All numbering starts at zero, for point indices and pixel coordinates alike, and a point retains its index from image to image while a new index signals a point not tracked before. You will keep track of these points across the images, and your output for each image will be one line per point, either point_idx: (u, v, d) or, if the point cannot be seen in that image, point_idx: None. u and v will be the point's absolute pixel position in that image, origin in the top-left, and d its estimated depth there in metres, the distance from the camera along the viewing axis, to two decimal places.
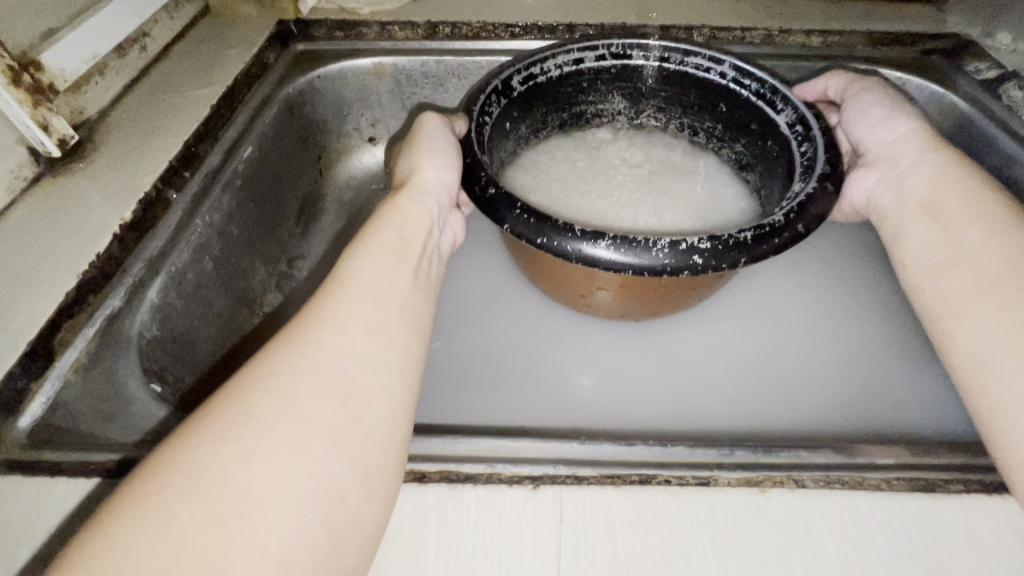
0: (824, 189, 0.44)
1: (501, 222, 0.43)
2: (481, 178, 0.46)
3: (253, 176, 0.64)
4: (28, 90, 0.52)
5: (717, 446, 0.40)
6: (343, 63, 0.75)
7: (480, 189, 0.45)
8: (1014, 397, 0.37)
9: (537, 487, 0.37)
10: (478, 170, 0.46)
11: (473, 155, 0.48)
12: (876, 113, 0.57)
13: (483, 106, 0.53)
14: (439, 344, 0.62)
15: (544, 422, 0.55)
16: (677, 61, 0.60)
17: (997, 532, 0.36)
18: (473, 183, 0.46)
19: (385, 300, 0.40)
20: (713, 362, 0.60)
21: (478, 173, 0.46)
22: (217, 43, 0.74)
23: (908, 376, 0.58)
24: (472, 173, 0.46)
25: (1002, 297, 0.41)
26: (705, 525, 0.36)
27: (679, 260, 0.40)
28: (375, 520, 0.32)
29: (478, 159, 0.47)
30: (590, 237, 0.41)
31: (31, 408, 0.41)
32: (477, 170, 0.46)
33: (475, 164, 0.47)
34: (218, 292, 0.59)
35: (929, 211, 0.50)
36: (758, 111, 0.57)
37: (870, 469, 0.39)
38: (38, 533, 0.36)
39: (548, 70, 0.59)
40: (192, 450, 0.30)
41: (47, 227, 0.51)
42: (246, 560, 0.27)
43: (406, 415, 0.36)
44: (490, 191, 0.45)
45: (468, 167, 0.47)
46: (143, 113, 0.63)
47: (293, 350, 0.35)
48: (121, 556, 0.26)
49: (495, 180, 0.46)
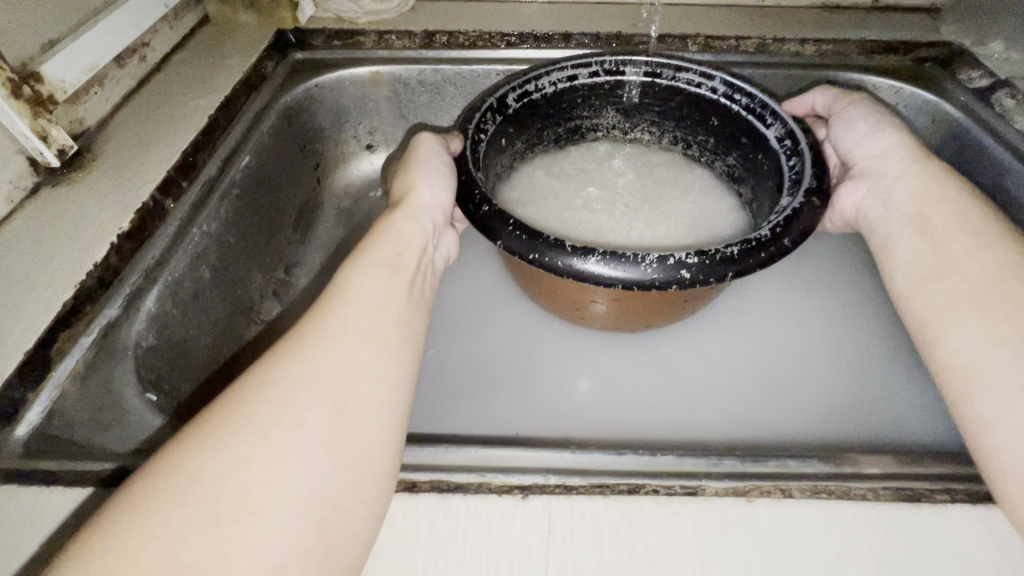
0: (811, 204, 0.45)
1: (494, 238, 0.44)
2: (475, 196, 0.46)
3: (251, 185, 0.65)
4: (27, 102, 0.53)
5: (706, 455, 0.40)
6: (341, 74, 0.75)
7: (474, 207, 0.46)
8: (1000, 408, 0.38)
9: (527, 496, 0.38)
10: (472, 188, 0.47)
11: (467, 173, 0.48)
12: (861, 126, 0.58)
13: (478, 123, 0.54)
14: (435, 351, 0.63)
15: (539, 430, 0.55)
16: (669, 77, 0.61)
17: (982, 542, 0.36)
18: (467, 202, 0.46)
19: (380, 311, 0.41)
20: (707, 371, 0.61)
21: (472, 190, 0.47)
22: (216, 53, 0.75)
23: (900, 385, 0.59)
24: (466, 191, 0.47)
25: (988, 309, 0.42)
26: (692, 534, 0.36)
27: (668, 275, 0.41)
28: (368, 527, 0.33)
29: (472, 177, 0.48)
30: (580, 253, 0.42)
31: (28, 417, 0.42)
32: (470, 188, 0.47)
33: (469, 182, 0.47)
34: (217, 299, 0.59)
35: (917, 224, 0.50)
36: (749, 125, 0.58)
37: (857, 479, 0.39)
38: (33, 541, 0.36)
39: (542, 87, 0.59)
40: (189, 456, 0.30)
41: (46, 237, 0.52)
42: (242, 563, 0.27)
43: (400, 424, 0.36)
44: (483, 208, 0.45)
45: (462, 185, 0.48)
46: (142, 123, 0.64)
47: (289, 359, 0.36)
48: (119, 558, 0.27)
49: (488, 197, 0.46)
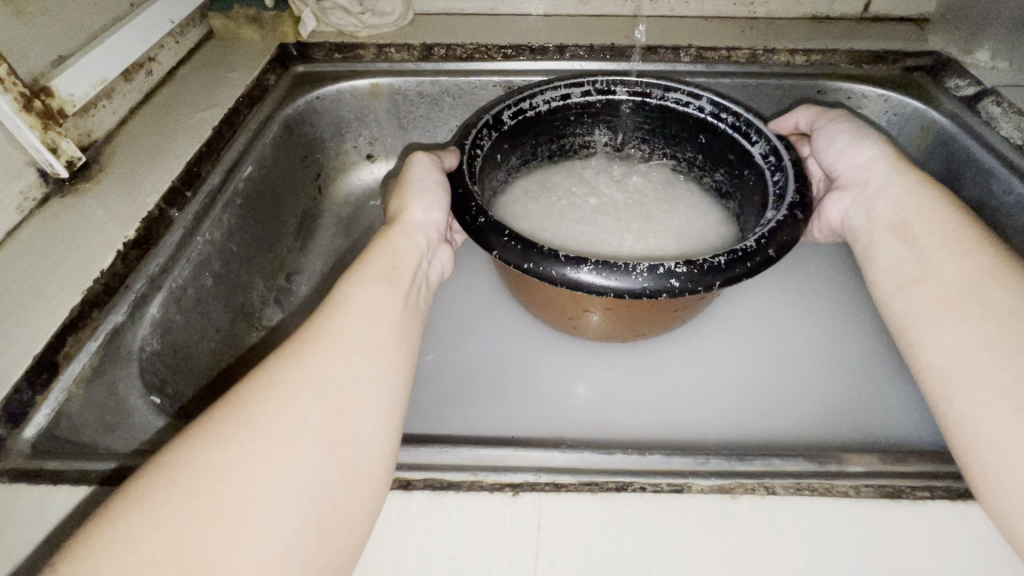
0: (794, 217, 0.46)
1: (490, 249, 0.45)
2: (471, 208, 0.47)
3: (253, 195, 0.66)
4: (39, 115, 0.55)
5: (693, 454, 0.42)
6: (341, 87, 0.77)
7: (470, 219, 0.47)
8: (978, 408, 0.39)
9: (517, 494, 0.39)
10: (468, 201, 0.48)
11: (463, 187, 0.50)
12: (842, 140, 0.60)
13: (474, 139, 0.55)
14: (432, 356, 0.64)
15: (536, 432, 0.56)
16: (659, 97, 0.63)
17: (963, 538, 0.37)
18: (463, 214, 0.48)
19: (376, 319, 0.42)
20: (701, 375, 0.62)
21: (469, 203, 0.48)
22: (219, 67, 0.77)
23: (889, 387, 0.60)
24: (463, 204, 0.48)
25: (967, 311, 0.43)
26: (677, 529, 0.37)
27: (657, 283, 0.42)
28: (363, 522, 0.34)
29: (468, 190, 0.49)
30: (574, 262, 0.43)
31: (35, 419, 0.43)
32: (467, 200, 0.48)
33: (466, 195, 0.49)
34: (219, 305, 0.61)
35: (899, 232, 0.52)
36: (735, 142, 0.59)
37: (840, 476, 0.40)
38: (38, 536, 0.37)
39: (536, 105, 0.61)
40: (193, 451, 0.32)
41: (55, 245, 0.54)
42: (242, 554, 0.29)
43: (395, 426, 0.38)
44: (479, 220, 0.46)
45: (459, 198, 0.49)
46: (148, 135, 0.66)
47: (289, 364, 0.37)
48: (125, 548, 0.28)
49: (484, 209, 0.47)
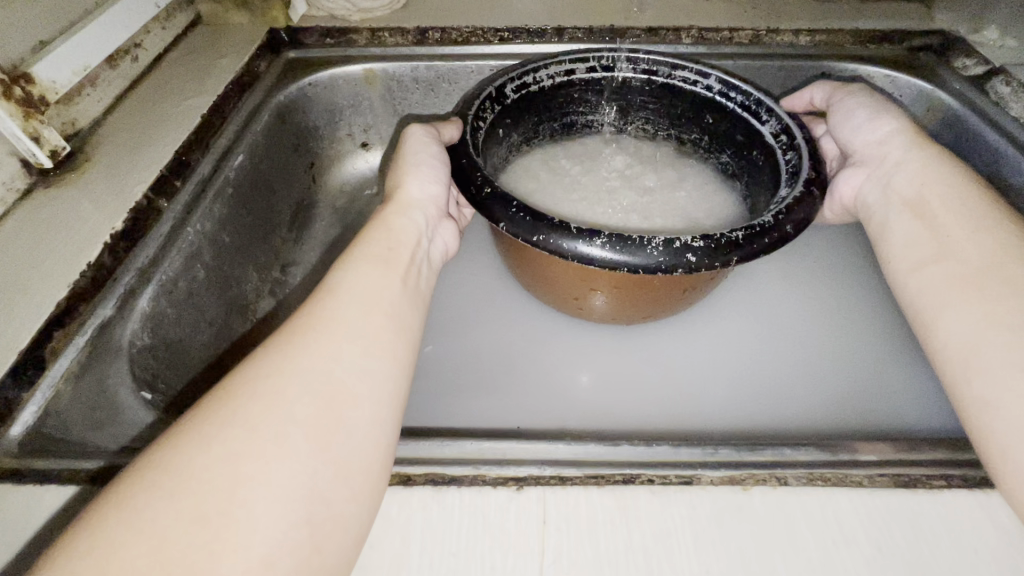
0: (810, 194, 0.45)
1: (496, 220, 0.44)
2: (476, 178, 0.46)
3: (245, 184, 0.65)
4: (18, 103, 0.53)
5: (701, 445, 0.40)
6: (335, 71, 0.75)
7: (475, 189, 0.45)
8: (998, 389, 0.37)
9: (521, 488, 0.38)
10: (472, 170, 0.46)
11: (467, 156, 0.48)
12: (859, 115, 0.58)
13: (477, 111, 0.53)
14: (431, 348, 0.62)
15: (540, 422, 0.55)
16: (666, 74, 0.61)
17: (980, 527, 0.36)
18: (467, 184, 0.46)
19: (375, 307, 0.41)
20: (709, 364, 0.60)
21: (472, 173, 0.46)
22: (208, 52, 0.75)
23: (899, 375, 0.59)
24: (466, 174, 0.46)
25: (986, 291, 0.42)
26: (688, 523, 0.36)
27: (673, 258, 0.40)
28: (358, 521, 0.32)
29: (472, 160, 0.47)
30: (585, 236, 0.41)
31: (21, 417, 0.41)
32: (471, 171, 0.46)
33: (470, 165, 0.47)
34: (211, 297, 0.59)
35: (915, 211, 0.50)
36: (744, 123, 0.58)
37: (853, 466, 0.39)
38: (21, 539, 0.36)
39: (540, 79, 0.59)
40: (179, 449, 0.30)
41: (40, 237, 0.52)
42: (231, 558, 0.27)
43: (393, 420, 0.36)
44: (485, 190, 0.45)
45: (462, 168, 0.47)
46: (135, 123, 0.64)
47: (280, 355, 0.36)
48: (107, 553, 0.27)
49: (490, 179, 0.46)
